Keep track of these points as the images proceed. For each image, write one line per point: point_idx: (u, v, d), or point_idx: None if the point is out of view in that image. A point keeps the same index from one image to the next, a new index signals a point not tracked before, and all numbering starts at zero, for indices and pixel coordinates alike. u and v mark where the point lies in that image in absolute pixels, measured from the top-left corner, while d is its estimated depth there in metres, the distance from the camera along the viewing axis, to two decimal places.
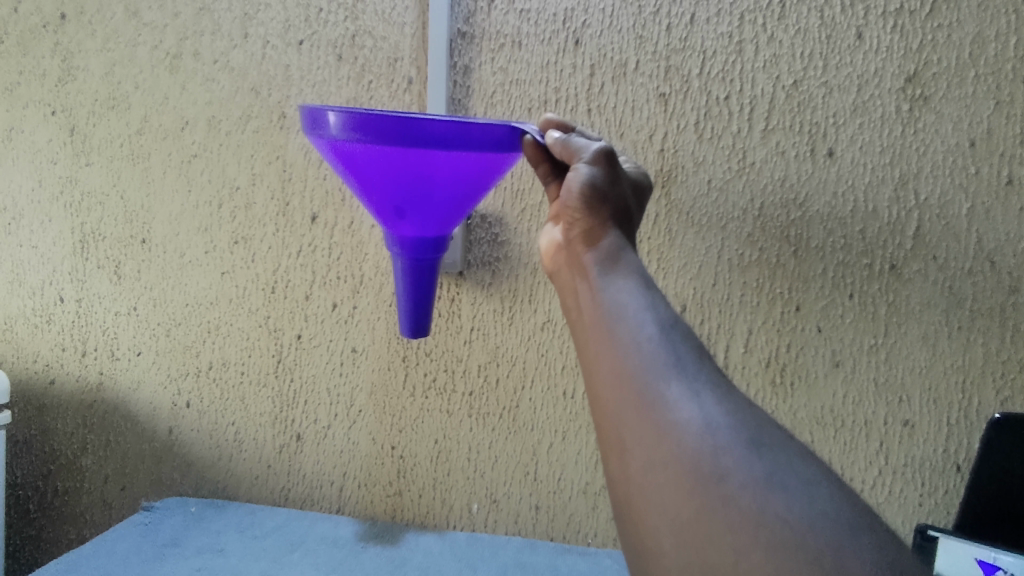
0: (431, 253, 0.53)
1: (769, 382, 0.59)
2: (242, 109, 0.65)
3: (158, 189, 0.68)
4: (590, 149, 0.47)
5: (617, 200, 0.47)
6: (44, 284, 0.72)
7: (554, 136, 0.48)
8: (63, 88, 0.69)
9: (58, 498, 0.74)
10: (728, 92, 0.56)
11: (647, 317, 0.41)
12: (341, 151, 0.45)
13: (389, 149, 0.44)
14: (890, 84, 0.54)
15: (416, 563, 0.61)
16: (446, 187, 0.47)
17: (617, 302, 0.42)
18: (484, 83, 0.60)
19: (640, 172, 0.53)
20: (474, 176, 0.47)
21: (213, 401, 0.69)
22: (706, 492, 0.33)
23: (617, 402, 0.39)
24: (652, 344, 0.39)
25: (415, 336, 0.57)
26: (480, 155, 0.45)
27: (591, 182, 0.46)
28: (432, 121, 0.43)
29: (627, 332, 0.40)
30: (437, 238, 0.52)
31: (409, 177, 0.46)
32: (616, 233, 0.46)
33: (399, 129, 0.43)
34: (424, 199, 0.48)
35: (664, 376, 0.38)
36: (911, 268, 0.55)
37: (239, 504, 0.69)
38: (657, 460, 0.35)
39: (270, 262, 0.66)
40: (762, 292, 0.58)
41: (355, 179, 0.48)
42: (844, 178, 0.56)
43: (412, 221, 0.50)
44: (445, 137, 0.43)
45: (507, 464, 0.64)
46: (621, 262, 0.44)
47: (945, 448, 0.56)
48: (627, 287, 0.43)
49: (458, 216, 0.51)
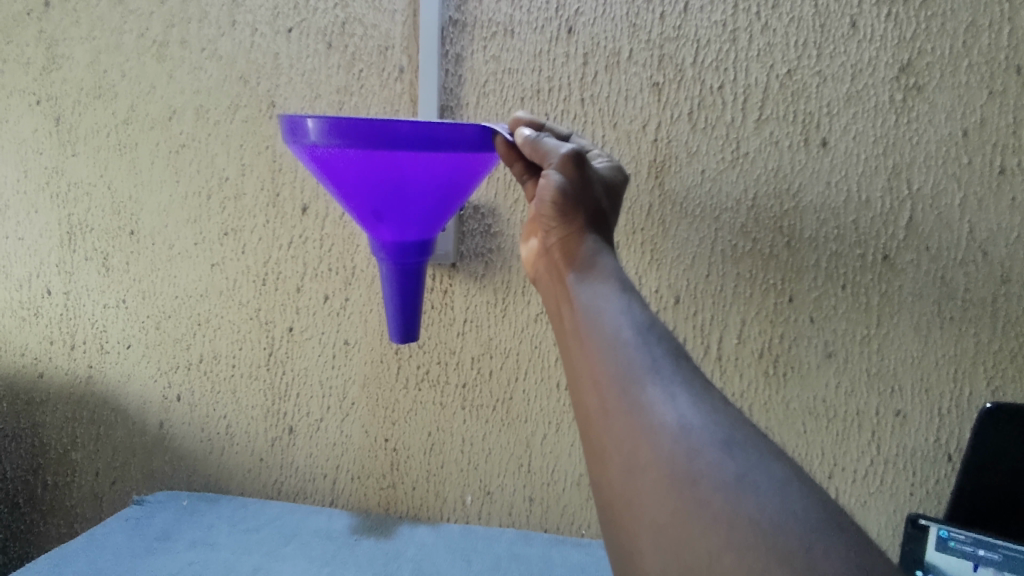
0: (415, 257, 0.52)
1: (762, 372, 0.59)
2: (231, 99, 0.64)
3: (146, 180, 0.67)
4: (559, 151, 0.46)
5: (590, 203, 0.47)
6: (32, 277, 0.71)
7: (524, 135, 0.47)
8: (47, 77, 0.68)
9: (48, 492, 0.73)
10: (721, 81, 0.56)
11: (622, 323, 0.41)
12: (316, 157, 0.45)
13: (356, 152, 0.43)
14: (884, 74, 0.54)
15: (409, 556, 0.60)
16: (420, 189, 0.46)
17: (594, 307, 0.42)
18: (476, 71, 0.60)
19: (615, 167, 0.51)
20: (451, 178, 0.47)
21: (204, 394, 0.69)
22: (681, 496, 0.33)
23: (598, 408, 0.39)
24: (629, 348, 0.39)
25: (406, 340, 0.56)
26: (454, 155, 0.45)
27: (562, 189, 0.45)
28: (395, 122, 0.42)
29: (603, 340, 0.40)
30: (420, 241, 0.51)
31: (380, 180, 0.45)
32: (592, 238, 0.46)
33: (364, 132, 0.42)
34: (399, 202, 0.47)
35: (641, 380, 0.38)
36: (904, 259, 0.55)
37: (231, 499, 0.68)
38: (634, 467, 0.35)
39: (260, 253, 0.65)
40: (754, 283, 0.58)
41: (331, 185, 0.47)
42: (837, 168, 0.55)
43: (391, 226, 0.49)
44: (411, 139, 0.42)
45: (501, 456, 0.63)
46: (597, 266, 0.44)
47: (936, 438, 0.56)
48: (603, 293, 0.43)
49: (439, 219, 0.50)
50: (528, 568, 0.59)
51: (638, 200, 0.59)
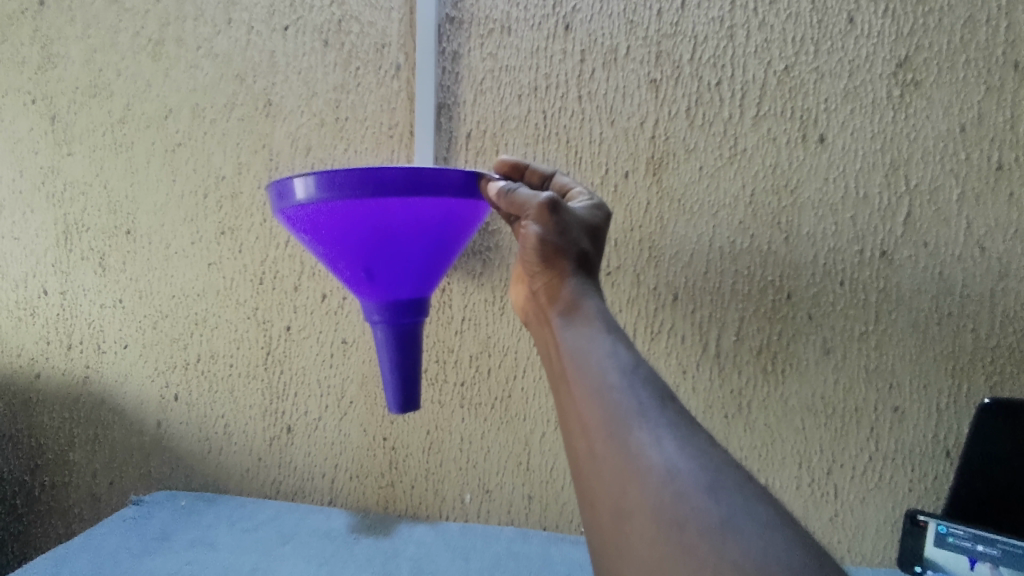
0: (412, 314, 0.50)
1: (761, 369, 0.58)
2: (227, 97, 0.64)
3: (142, 179, 0.67)
4: (539, 199, 0.46)
5: (571, 249, 0.47)
6: (27, 277, 0.71)
7: (498, 187, 0.47)
8: (43, 75, 0.68)
9: (46, 493, 0.73)
10: (719, 78, 0.56)
11: (609, 367, 0.41)
12: (305, 217, 0.45)
13: (344, 204, 0.43)
14: (882, 70, 0.54)
15: (408, 555, 0.60)
16: (411, 238, 0.46)
17: (581, 352, 0.43)
18: (473, 69, 0.60)
19: (598, 204, 0.51)
20: (442, 226, 0.47)
21: (202, 394, 0.68)
22: (668, 540, 0.33)
23: (588, 453, 0.39)
24: (616, 393, 0.40)
25: (410, 407, 0.53)
26: (444, 202, 0.45)
27: (543, 236, 0.46)
28: (383, 170, 0.42)
29: (590, 386, 0.41)
30: (416, 299, 0.50)
31: (369, 232, 0.45)
32: (577, 281, 0.47)
33: (353, 180, 0.42)
34: (391, 255, 0.46)
35: (628, 425, 0.38)
36: (902, 254, 0.55)
37: (229, 498, 0.68)
38: (623, 512, 0.36)
39: (258, 252, 0.65)
40: (753, 280, 0.58)
41: (321, 246, 0.47)
42: (835, 164, 0.55)
43: (384, 283, 0.48)
44: (400, 185, 0.43)
45: (500, 454, 0.63)
46: (582, 308, 0.45)
47: (934, 433, 0.56)
48: (589, 336, 0.44)
49: (432, 272, 0.50)
50: (528, 565, 0.58)
51: (636, 196, 0.58)
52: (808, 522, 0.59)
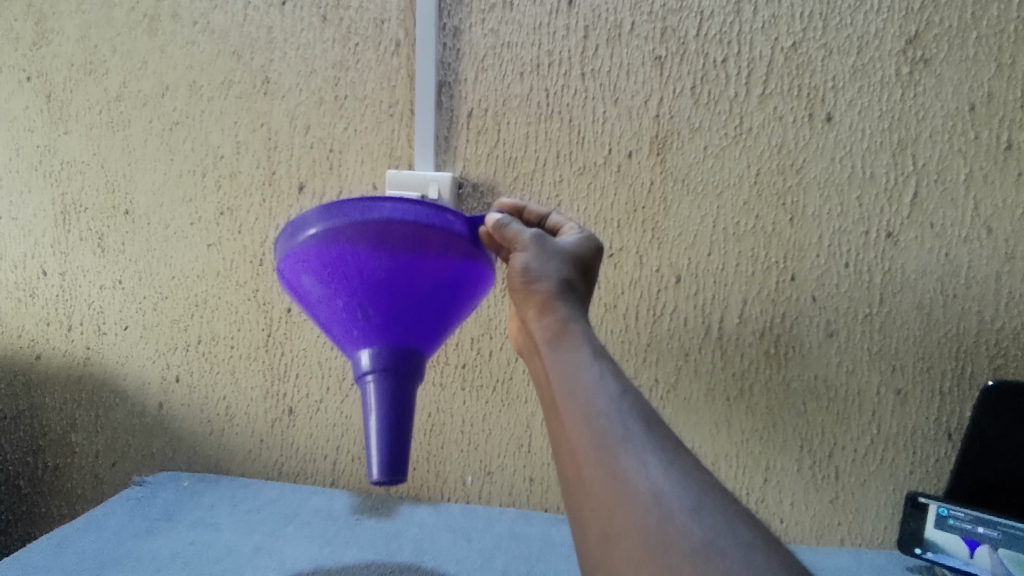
0: (411, 365, 0.44)
1: (764, 352, 0.58)
2: (225, 74, 0.63)
3: (139, 158, 0.66)
4: (525, 235, 0.46)
5: (558, 277, 0.45)
6: (26, 257, 0.71)
7: (490, 222, 0.46)
8: (38, 52, 0.67)
9: (48, 474, 0.73)
10: (725, 54, 0.55)
11: (595, 390, 0.38)
12: (310, 249, 0.43)
13: (351, 228, 0.42)
14: (890, 47, 0.54)
15: (410, 535, 0.60)
16: (413, 276, 0.43)
17: (570, 373, 0.40)
18: (474, 46, 0.59)
19: (587, 236, 0.49)
20: (451, 276, 0.45)
21: (203, 375, 0.68)
22: (659, 563, 0.30)
23: (575, 474, 0.36)
24: (606, 412, 0.37)
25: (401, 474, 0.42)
26: (456, 251, 0.45)
27: (527, 264, 0.45)
28: (393, 201, 0.43)
29: (574, 412, 0.38)
30: (416, 350, 0.45)
31: (372, 263, 0.42)
32: (564, 308, 0.44)
33: (363, 207, 0.42)
34: (392, 292, 0.43)
35: (618, 445, 0.35)
36: (908, 236, 0.55)
37: (231, 479, 0.68)
38: (609, 542, 0.32)
39: (257, 233, 0.64)
40: (757, 261, 0.57)
41: (319, 287, 0.44)
42: (842, 143, 0.55)
43: (384, 323, 0.43)
44: (409, 214, 0.42)
45: (501, 436, 0.63)
46: (569, 334, 0.42)
47: (937, 417, 0.56)
48: (577, 357, 0.41)
49: (435, 325, 0.46)
50: (529, 546, 0.58)
51: (639, 176, 0.58)
52: (810, 505, 0.58)
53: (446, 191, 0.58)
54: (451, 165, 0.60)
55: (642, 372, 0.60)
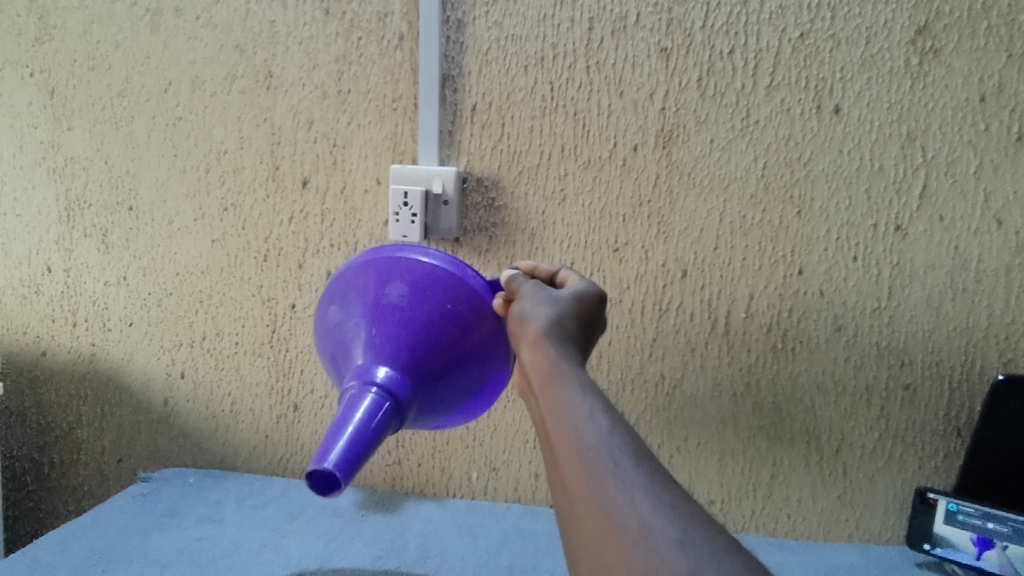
0: (393, 389, 0.41)
1: (770, 347, 0.57)
2: (227, 69, 0.63)
3: (143, 154, 0.66)
4: (525, 286, 0.45)
5: (551, 321, 0.42)
6: (31, 254, 0.71)
7: (508, 278, 0.47)
8: (40, 48, 0.67)
9: (55, 470, 0.73)
10: (732, 46, 0.55)
11: (587, 422, 0.34)
12: (346, 282, 0.47)
13: (386, 259, 0.46)
14: (900, 37, 0.53)
15: (416, 531, 0.60)
16: (426, 306, 0.44)
17: (561, 407, 0.36)
18: (478, 39, 0.58)
19: (588, 287, 0.47)
20: (463, 329, 0.44)
21: (208, 372, 0.68)
22: None
23: (568, 512, 0.32)
24: (599, 445, 0.33)
25: (337, 472, 0.35)
26: (469, 306, 0.45)
27: (521, 309, 0.43)
28: (432, 251, 0.47)
29: (562, 444, 0.34)
30: (404, 378, 0.42)
31: (392, 288, 0.45)
32: (555, 348, 0.40)
33: (404, 249, 0.47)
34: (401, 315, 0.43)
35: (611, 477, 0.31)
36: (917, 229, 0.54)
37: (237, 475, 0.68)
38: None
39: (261, 229, 0.64)
40: (763, 255, 0.56)
41: (342, 311, 0.46)
42: (850, 136, 0.54)
43: (382, 343, 0.43)
44: (441, 259, 0.46)
45: (507, 432, 0.63)
46: (559, 371, 0.38)
47: (946, 412, 0.56)
48: (569, 391, 0.37)
49: (428, 364, 0.43)
50: (536, 541, 0.58)
51: (644, 170, 0.57)
52: (817, 500, 0.59)
53: (450, 186, 0.58)
54: (455, 160, 0.60)
55: (648, 368, 0.59)
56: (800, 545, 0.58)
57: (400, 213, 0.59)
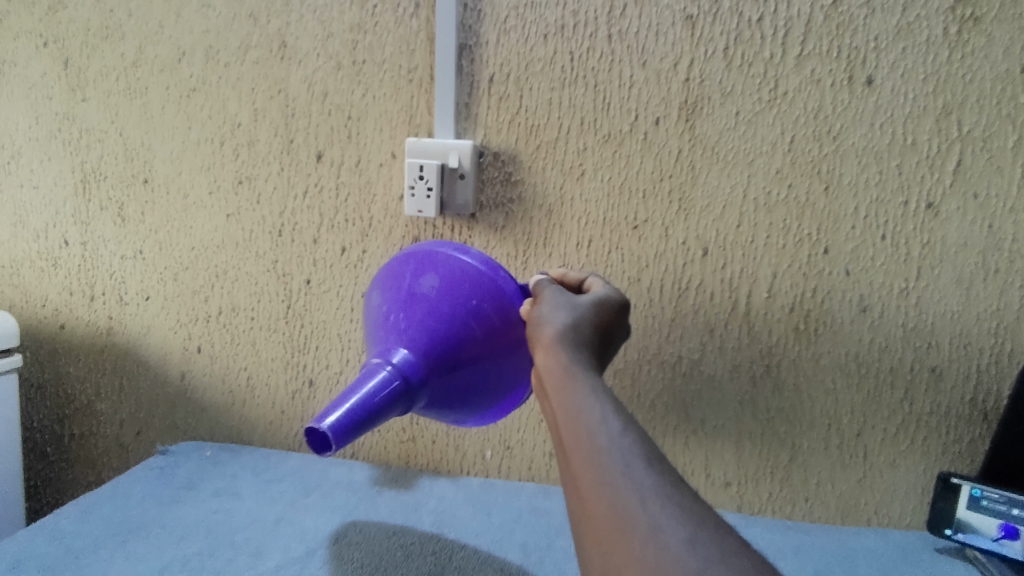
0: (406, 372, 0.42)
1: (792, 328, 0.56)
2: (241, 39, 0.62)
3: (158, 126, 0.65)
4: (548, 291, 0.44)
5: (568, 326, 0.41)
6: (48, 227, 0.71)
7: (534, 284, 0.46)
8: (54, 17, 0.66)
9: (75, 441, 0.74)
10: (760, 13, 0.52)
11: (599, 423, 0.33)
12: (392, 269, 0.50)
13: (428, 252, 0.48)
14: (939, 4, 0.50)
15: (430, 508, 0.59)
16: (452, 299, 0.45)
17: (573, 408, 0.35)
18: (496, 6, 0.56)
19: (609, 296, 0.46)
20: (484, 328, 0.44)
21: (224, 346, 0.68)
22: None
23: (579, 513, 0.31)
24: (611, 446, 0.32)
25: (330, 433, 0.38)
26: (495, 307, 0.44)
27: (540, 313, 0.42)
28: (474, 249, 0.48)
29: (574, 443, 0.33)
30: (417, 364, 0.43)
31: (427, 278, 0.46)
32: (569, 351, 0.39)
33: (449, 245, 0.49)
34: (428, 304, 0.45)
35: (622, 478, 0.30)
36: (949, 206, 0.52)
37: (253, 450, 0.68)
38: None
39: (276, 203, 0.64)
40: (788, 233, 0.55)
41: (383, 295, 0.49)
42: (882, 108, 0.52)
43: (406, 328, 0.45)
44: (478, 258, 0.47)
45: (521, 410, 0.62)
46: (572, 373, 0.37)
47: (973, 396, 0.54)
48: (582, 393, 0.36)
49: (445, 355, 0.43)
50: (550, 520, 0.58)
51: (666, 144, 0.55)
52: (836, 484, 0.58)
53: (467, 159, 0.57)
54: (472, 133, 0.58)
55: (666, 348, 0.58)
56: (818, 528, 0.57)
57: (416, 186, 0.58)
